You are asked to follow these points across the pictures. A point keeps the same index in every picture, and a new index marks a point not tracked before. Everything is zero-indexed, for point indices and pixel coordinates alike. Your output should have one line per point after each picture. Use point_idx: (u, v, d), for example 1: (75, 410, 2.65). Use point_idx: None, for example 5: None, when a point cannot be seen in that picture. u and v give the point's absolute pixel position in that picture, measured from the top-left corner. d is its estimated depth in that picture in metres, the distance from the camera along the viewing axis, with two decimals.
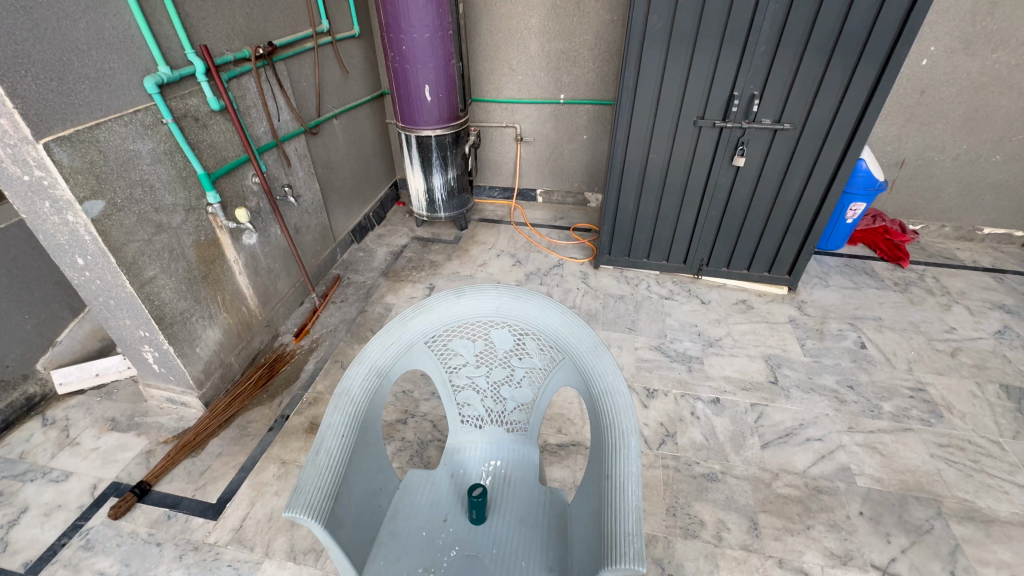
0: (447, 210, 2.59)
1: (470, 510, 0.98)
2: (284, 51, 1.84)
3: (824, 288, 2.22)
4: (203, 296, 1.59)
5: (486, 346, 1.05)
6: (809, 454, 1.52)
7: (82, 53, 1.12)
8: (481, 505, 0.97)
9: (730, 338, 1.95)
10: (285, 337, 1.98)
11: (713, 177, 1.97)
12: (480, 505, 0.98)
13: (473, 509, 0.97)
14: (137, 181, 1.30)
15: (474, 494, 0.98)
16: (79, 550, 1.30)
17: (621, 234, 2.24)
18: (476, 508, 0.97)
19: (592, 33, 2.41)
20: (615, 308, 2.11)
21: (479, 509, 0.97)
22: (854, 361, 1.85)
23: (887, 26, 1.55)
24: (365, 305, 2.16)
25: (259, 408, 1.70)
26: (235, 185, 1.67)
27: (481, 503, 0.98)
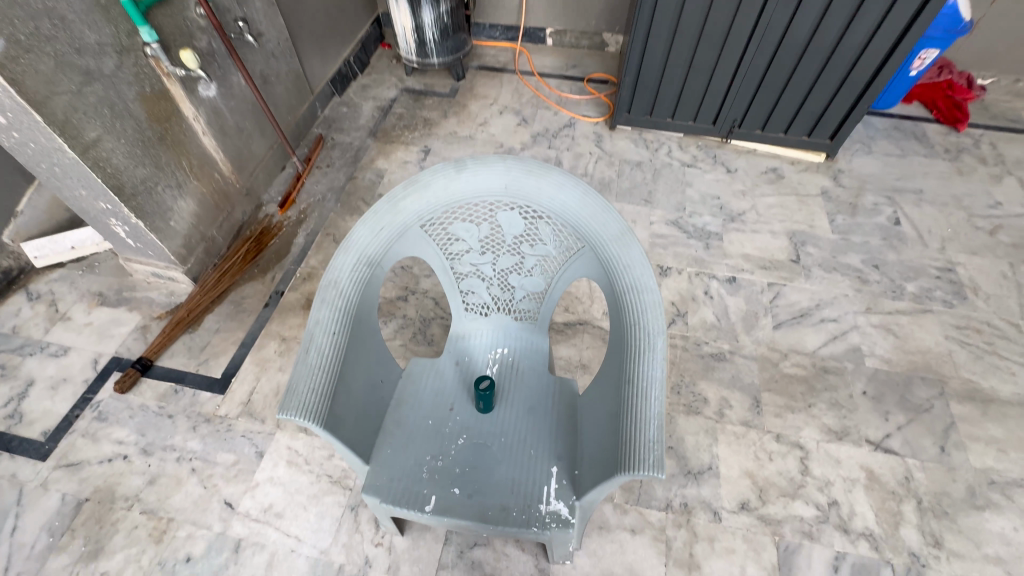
0: (441, 55, 2.20)
1: (477, 403, 0.95)
2: None
3: (865, 155, 1.98)
4: (165, 162, 1.39)
5: (492, 230, 0.91)
6: (821, 334, 1.49)
7: None
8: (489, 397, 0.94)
9: (754, 212, 1.79)
10: (269, 207, 1.81)
11: (767, 13, 1.60)
12: (488, 398, 0.94)
13: (481, 402, 0.94)
14: (42, 12, 1.01)
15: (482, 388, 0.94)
16: (94, 421, 1.33)
17: (645, 88, 1.92)
18: (484, 401, 0.94)
19: None
20: (631, 176, 1.91)
21: (488, 402, 0.94)
22: (884, 239, 1.72)
23: None
24: (354, 171, 1.94)
25: (251, 284, 1.61)
26: (174, 19, 1.34)
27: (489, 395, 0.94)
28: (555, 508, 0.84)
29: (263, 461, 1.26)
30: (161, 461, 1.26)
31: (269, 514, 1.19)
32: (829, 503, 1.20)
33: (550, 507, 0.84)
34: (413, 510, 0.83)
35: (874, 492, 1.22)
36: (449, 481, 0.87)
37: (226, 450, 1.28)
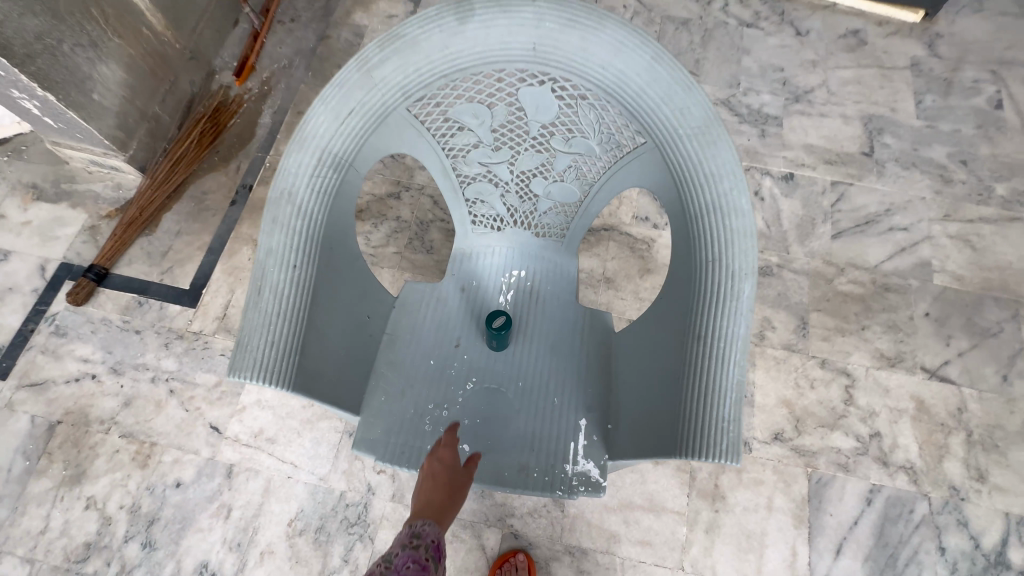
0: None
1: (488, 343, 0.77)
2: None
3: (973, 14, 1.56)
4: (65, 10, 1.03)
5: (511, 116, 0.65)
6: (886, 246, 1.27)
7: None
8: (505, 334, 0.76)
9: (824, 90, 1.44)
10: (224, 77, 1.46)
11: None
12: (503, 337, 0.76)
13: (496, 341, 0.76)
14: None
15: (496, 325, 0.75)
16: (52, 337, 1.17)
17: None
18: (498, 340, 0.76)
19: None
20: (674, 39, 1.52)
21: (502, 340, 0.76)
22: (978, 127, 1.40)
23: None
24: (325, 28, 1.54)
25: (213, 177, 1.35)
26: None
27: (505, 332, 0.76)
28: (584, 468, 0.71)
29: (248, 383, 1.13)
30: (134, 381, 1.13)
31: (260, 439, 1.09)
32: (871, 435, 1.10)
33: (578, 467, 0.71)
34: (414, 469, 0.70)
35: (922, 423, 1.11)
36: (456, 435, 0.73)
37: (205, 370, 1.14)
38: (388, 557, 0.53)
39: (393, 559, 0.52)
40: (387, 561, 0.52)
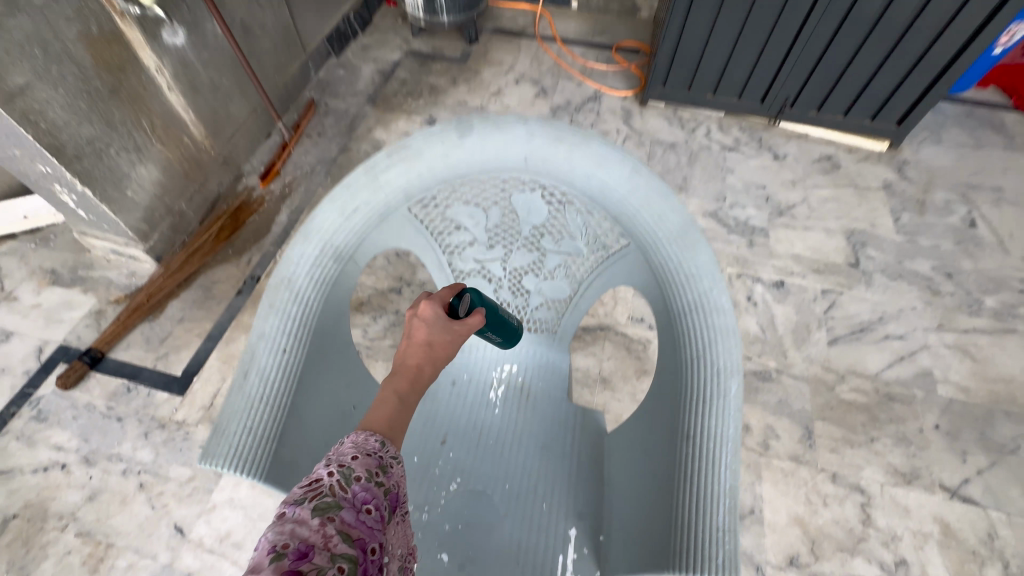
0: (452, 13, 1.88)
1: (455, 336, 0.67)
2: None
3: (934, 146, 1.72)
4: (118, 120, 1.17)
5: (504, 218, 0.72)
6: (884, 355, 1.26)
7: None
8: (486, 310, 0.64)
9: (806, 206, 1.54)
10: (250, 181, 1.59)
11: None
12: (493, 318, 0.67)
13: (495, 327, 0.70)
14: None
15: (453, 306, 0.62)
16: (31, 422, 1.14)
17: (685, 58, 1.65)
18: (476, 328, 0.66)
19: None
20: (663, 159, 1.66)
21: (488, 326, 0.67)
22: (957, 243, 1.47)
23: None
24: (348, 142, 1.72)
25: (224, 267, 1.40)
26: None
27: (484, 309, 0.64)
28: None
29: (223, 479, 1.08)
30: (104, 473, 1.08)
31: (226, 543, 1.00)
32: (896, 562, 1.00)
33: None
34: None
35: (951, 550, 1.01)
36: (434, 541, 0.67)
37: (180, 463, 1.09)
38: (348, 473, 0.44)
39: (353, 482, 0.44)
40: (345, 480, 0.44)
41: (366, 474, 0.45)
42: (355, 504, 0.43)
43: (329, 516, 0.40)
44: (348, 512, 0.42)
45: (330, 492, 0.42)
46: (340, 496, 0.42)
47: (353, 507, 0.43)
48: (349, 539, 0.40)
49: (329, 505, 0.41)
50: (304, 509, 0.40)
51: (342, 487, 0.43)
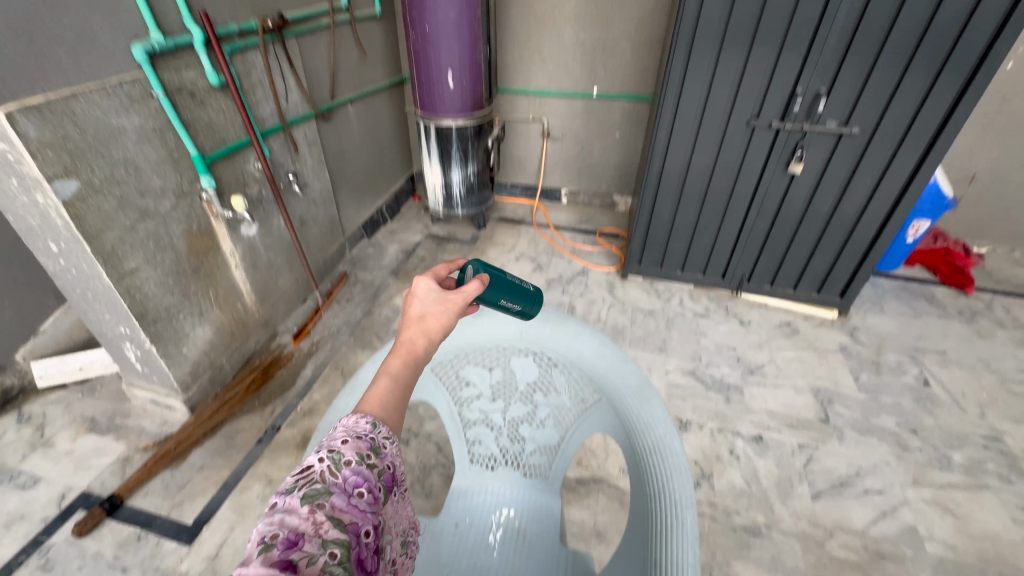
0: (466, 207, 2.33)
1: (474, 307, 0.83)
2: (298, 26, 1.68)
3: (878, 314, 1.99)
4: (193, 291, 1.44)
5: (505, 376, 0.93)
6: (867, 510, 1.31)
7: (57, 10, 1.00)
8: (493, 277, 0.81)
9: (773, 366, 1.74)
10: (283, 339, 1.82)
11: (763, 184, 1.74)
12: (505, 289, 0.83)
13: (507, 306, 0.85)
14: (120, 161, 1.17)
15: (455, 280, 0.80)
16: (36, 572, 1.16)
17: (654, 243, 2.02)
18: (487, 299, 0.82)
19: (633, 20, 2.11)
20: (644, 324, 1.91)
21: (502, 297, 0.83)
22: (916, 401, 1.63)
23: (987, 17, 1.32)
24: (371, 307, 2.00)
25: (248, 417, 1.54)
26: (234, 172, 1.52)
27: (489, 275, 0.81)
28: None
29: None
30: None
31: None
32: None
33: None
34: None
35: None
36: None
37: None
38: (338, 461, 0.50)
39: (343, 469, 0.50)
40: (335, 468, 0.49)
41: (354, 461, 0.51)
42: (345, 489, 0.49)
43: (319, 503, 0.46)
44: (339, 496, 0.48)
45: (320, 478, 0.48)
46: (330, 482, 0.48)
47: (344, 492, 0.48)
48: (339, 523, 0.46)
49: (320, 492, 0.47)
50: (294, 498, 0.45)
51: (332, 474, 0.49)
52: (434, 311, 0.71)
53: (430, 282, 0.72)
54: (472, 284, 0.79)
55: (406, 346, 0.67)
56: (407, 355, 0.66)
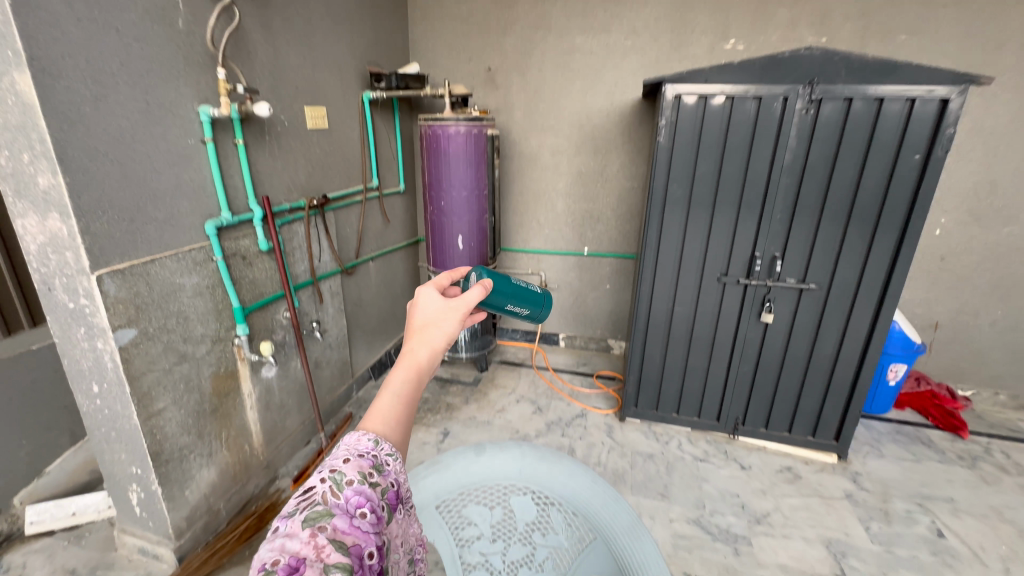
0: (469, 351, 2.49)
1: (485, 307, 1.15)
2: (336, 202, 2.05)
3: (878, 458, 1.99)
4: (207, 432, 1.51)
5: (505, 515, 0.96)
6: None
7: (157, 199, 1.27)
8: (493, 278, 1.13)
9: (779, 514, 1.70)
10: (282, 483, 1.81)
11: (741, 331, 1.91)
12: (505, 286, 1.17)
13: (510, 299, 1.18)
14: (174, 313, 1.35)
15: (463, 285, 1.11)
16: None
17: (648, 386, 2.12)
18: (492, 296, 1.14)
19: (615, 196, 2.52)
20: (644, 468, 1.91)
21: (503, 293, 1.15)
22: (934, 554, 1.56)
23: (898, 200, 1.62)
24: None
25: (236, 570, 1.47)
26: (265, 320, 1.71)
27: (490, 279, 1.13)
28: None
29: None
30: None
31: None
32: None
33: None
34: None
35: None
36: None
37: None
38: (339, 480, 0.51)
39: (344, 490, 0.51)
40: (337, 489, 0.51)
41: (356, 480, 0.52)
42: (347, 510, 0.50)
43: (320, 527, 0.46)
44: (341, 518, 0.49)
45: (322, 500, 0.49)
46: (332, 504, 0.49)
47: (346, 513, 0.49)
48: (342, 544, 0.46)
49: (322, 514, 0.48)
50: (295, 523, 0.46)
51: (333, 495, 0.50)
52: (432, 328, 0.76)
53: (427, 298, 0.80)
54: (469, 302, 0.83)
55: (407, 360, 0.70)
56: (407, 369, 0.69)
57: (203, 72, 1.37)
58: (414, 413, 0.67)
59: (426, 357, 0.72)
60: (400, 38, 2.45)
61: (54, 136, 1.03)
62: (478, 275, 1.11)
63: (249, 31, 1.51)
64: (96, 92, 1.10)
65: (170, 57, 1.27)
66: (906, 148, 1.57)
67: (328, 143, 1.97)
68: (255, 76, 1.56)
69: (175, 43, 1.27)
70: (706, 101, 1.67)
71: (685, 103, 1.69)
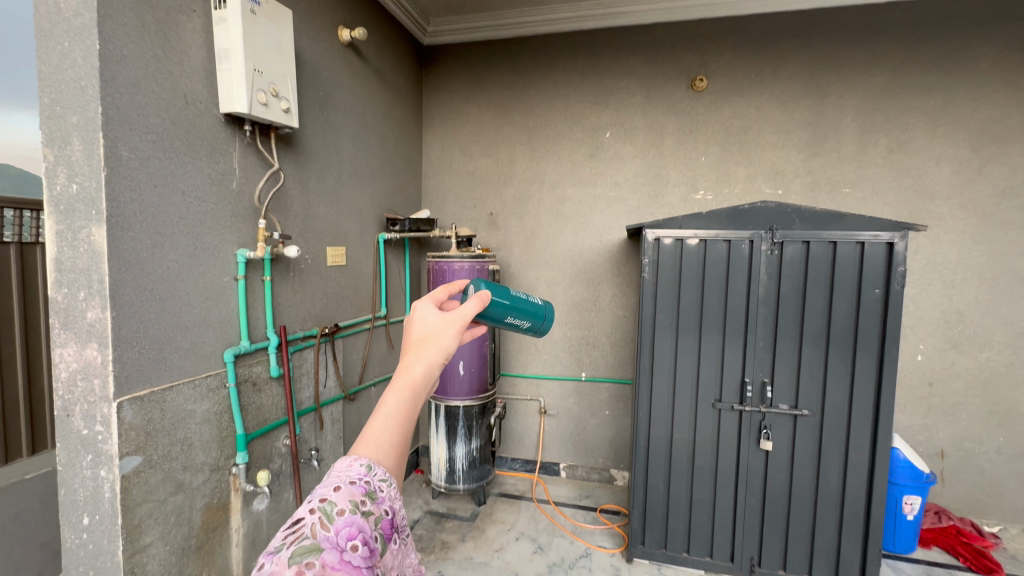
0: (467, 482, 2.41)
1: (483, 320, 1.01)
2: (346, 329, 2.17)
3: None
4: (188, 572, 1.43)
5: None
6: None
7: (186, 330, 1.39)
8: (490, 289, 1.01)
9: None
10: None
11: (743, 460, 1.89)
12: (504, 297, 1.04)
13: (510, 311, 1.05)
14: (180, 439, 1.38)
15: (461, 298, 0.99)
16: None
17: (655, 521, 2.01)
18: (491, 307, 1.00)
19: (608, 323, 2.67)
20: None
21: (503, 303, 1.02)
22: None
23: (870, 329, 1.75)
24: None
25: None
26: (265, 447, 1.71)
27: (489, 291, 1.00)
28: None
29: None
30: None
31: None
32: None
33: None
34: None
35: None
36: None
37: None
38: (330, 511, 0.47)
39: (335, 522, 0.47)
40: (327, 520, 0.47)
41: (347, 510, 0.48)
42: (338, 543, 0.46)
43: (307, 563, 0.42)
44: (330, 553, 0.45)
45: (310, 534, 0.45)
46: (321, 537, 0.45)
47: (336, 546, 0.45)
48: None
49: (310, 548, 0.44)
50: (281, 559, 0.43)
51: (323, 527, 0.46)
52: (430, 340, 0.64)
53: (426, 307, 0.67)
54: (470, 311, 0.71)
55: (402, 378, 0.59)
56: (402, 389, 0.58)
57: (246, 221, 1.59)
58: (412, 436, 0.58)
59: (425, 374, 0.61)
60: (414, 189, 2.82)
61: (112, 276, 1.18)
62: (476, 286, 0.98)
63: (288, 188, 1.78)
64: (154, 240, 1.28)
65: (220, 210, 1.49)
66: (866, 283, 1.74)
67: (344, 277, 2.17)
68: (288, 223, 1.79)
69: (227, 200, 1.51)
70: (682, 242, 1.90)
71: (664, 244, 1.91)
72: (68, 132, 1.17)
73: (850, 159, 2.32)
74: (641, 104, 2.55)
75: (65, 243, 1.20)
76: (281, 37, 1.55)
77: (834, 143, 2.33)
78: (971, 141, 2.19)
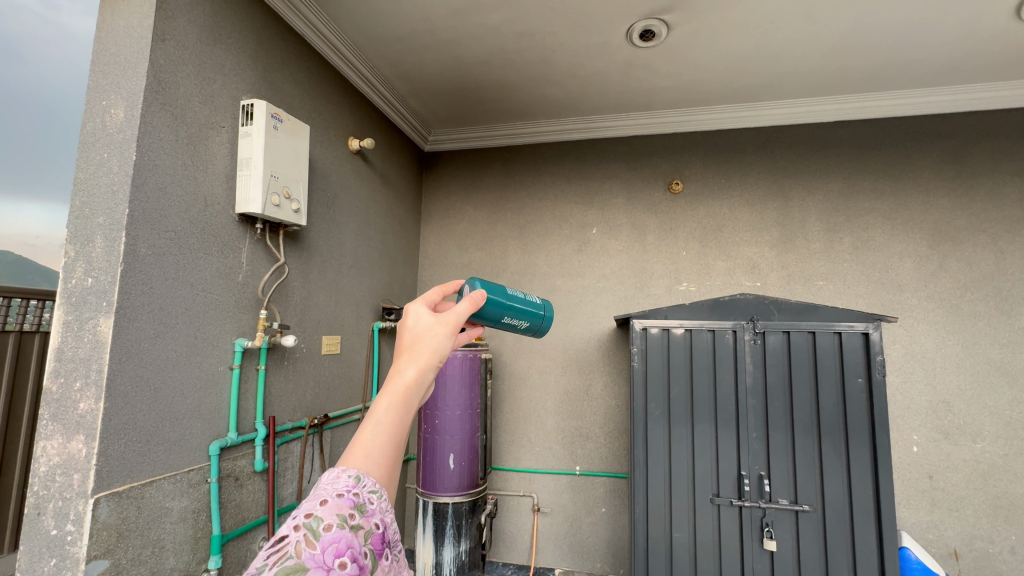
0: None
1: (480, 319, 1.04)
2: (335, 420, 2.14)
3: None
4: None
5: None
6: None
7: (176, 421, 1.38)
8: (488, 287, 1.02)
9: None
10: None
11: (748, 562, 1.79)
12: (501, 296, 1.06)
13: (507, 312, 1.07)
14: (152, 540, 1.30)
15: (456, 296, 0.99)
16: None
17: None
18: (487, 306, 1.03)
19: (601, 413, 2.65)
20: None
21: (498, 301, 1.04)
22: None
23: (859, 418, 1.77)
24: None
25: None
26: (240, 550, 1.60)
27: (485, 289, 1.02)
28: None
29: None
30: None
31: None
32: None
33: None
34: None
35: None
36: None
37: None
38: (315, 528, 0.48)
39: (319, 541, 0.47)
40: (313, 537, 0.47)
41: (333, 527, 0.49)
42: (324, 561, 0.46)
43: None
44: (316, 571, 0.45)
45: (295, 552, 0.45)
46: (306, 555, 0.45)
47: (323, 565, 0.46)
48: None
49: (295, 568, 0.44)
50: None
51: (309, 544, 0.46)
52: (424, 344, 0.64)
53: (420, 309, 0.68)
54: (463, 312, 0.72)
55: (395, 382, 0.59)
56: (395, 394, 0.58)
57: (247, 312, 1.64)
58: (404, 440, 0.58)
59: (417, 378, 0.61)
60: (410, 280, 2.92)
61: (111, 367, 1.20)
62: (472, 285, 1.00)
63: (291, 280, 1.86)
64: (156, 331, 1.32)
65: (224, 301, 1.55)
66: (848, 372, 1.79)
67: (336, 366, 2.18)
68: (287, 314, 1.85)
69: (232, 291, 1.57)
70: (668, 332, 1.96)
71: (651, 333, 1.97)
72: (92, 231, 1.25)
73: (819, 255, 2.48)
74: (623, 205, 2.76)
75: (70, 334, 1.24)
76: (298, 148, 1.73)
77: (803, 240, 2.51)
78: (927, 239, 2.38)
